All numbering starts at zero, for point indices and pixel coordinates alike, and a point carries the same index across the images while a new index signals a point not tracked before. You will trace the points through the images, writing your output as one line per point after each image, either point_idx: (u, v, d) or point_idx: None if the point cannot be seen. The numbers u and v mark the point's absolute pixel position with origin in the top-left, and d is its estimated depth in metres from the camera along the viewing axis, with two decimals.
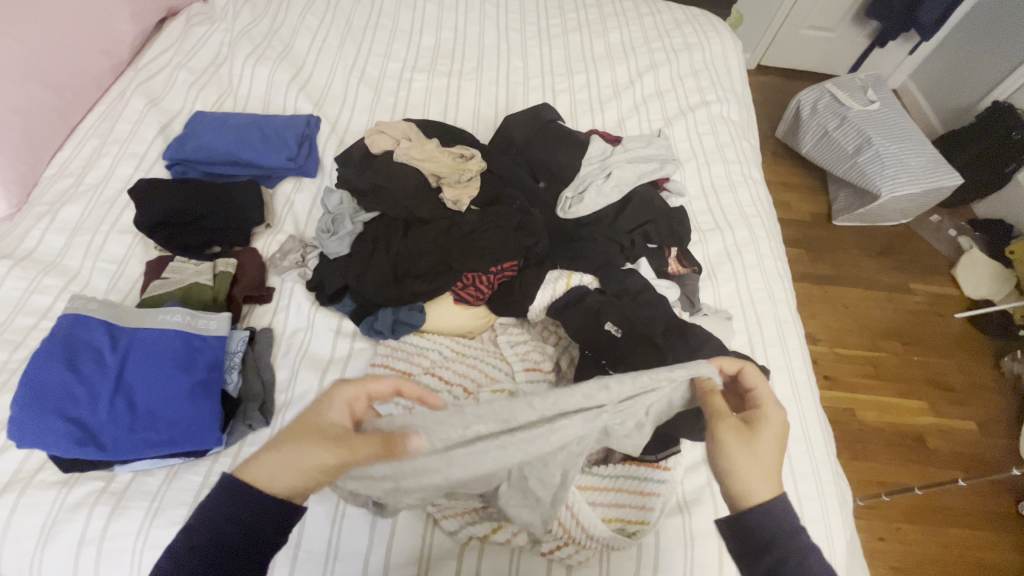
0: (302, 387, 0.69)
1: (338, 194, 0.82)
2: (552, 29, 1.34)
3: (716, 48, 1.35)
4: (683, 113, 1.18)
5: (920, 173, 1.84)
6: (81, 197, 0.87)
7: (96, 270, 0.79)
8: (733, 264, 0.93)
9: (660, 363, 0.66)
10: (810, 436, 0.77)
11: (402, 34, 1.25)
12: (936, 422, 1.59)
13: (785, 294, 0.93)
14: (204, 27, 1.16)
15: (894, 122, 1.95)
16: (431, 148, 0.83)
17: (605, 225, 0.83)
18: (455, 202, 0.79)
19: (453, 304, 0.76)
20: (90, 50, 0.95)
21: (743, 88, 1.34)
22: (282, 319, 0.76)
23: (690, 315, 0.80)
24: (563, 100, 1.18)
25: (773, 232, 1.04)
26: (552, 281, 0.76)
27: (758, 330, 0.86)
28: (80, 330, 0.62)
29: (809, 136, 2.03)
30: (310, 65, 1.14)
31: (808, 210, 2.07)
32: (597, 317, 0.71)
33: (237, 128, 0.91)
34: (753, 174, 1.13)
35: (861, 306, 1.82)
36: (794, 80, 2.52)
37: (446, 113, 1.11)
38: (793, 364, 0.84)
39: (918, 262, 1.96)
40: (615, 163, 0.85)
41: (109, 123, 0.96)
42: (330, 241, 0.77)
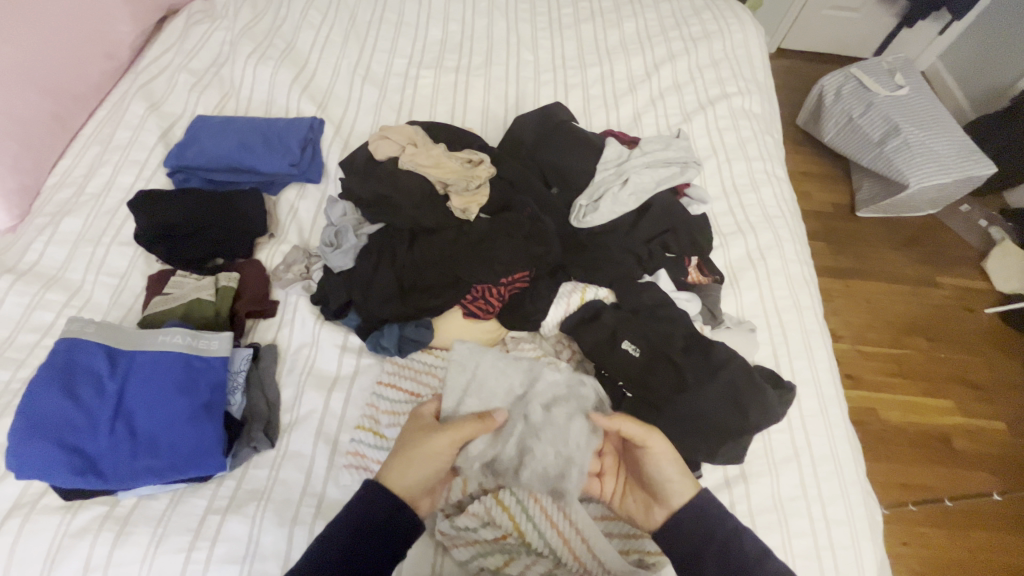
0: (307, 407, 0.69)
1: (341, 205, 0.77)
2: (564, 18, 1.28)
3: (737, 35, 1.30)
4: (703, 107, 1.13)
5: (950, 162, 1.76)
6: (83, 207, 0.85)
7: (98, 284, 0.78)
8: (757, 270, 0.89)
9: (681, 385, 0.63)
10: (838, 456, 0.75)
11: (408, 27, 1.21)
12: (962, 422, 1.54)
13: (811, 301, 0.89)
14: (205, 25, 1.12)
15: (922, 108, 1.87)
16: (436, 152, 0.78)
17: (620, 235, 0.74)
18: (464, 210, 0.75)
19: (462, 318, 0.73)
20: (88, 54, 0.92)
21: (765, 78, 1.28)
22: (287, 333, 0.74)
23: (711, 330, 0.75)
24: (575, 95, 1.13)
25: (798, 234, 0.99)
26: (566, 296, 0.72)
27: (783, 342, 0.82)
28: (78, 353, 0.59)
29: (831, 123, 1.96)
30: (314, 64, 1.10)
31: (830, 201, 2.00)
32: (613, 334, 0.66)
33: (239, 133, 0.89)
34: (776, 171, 1.07)
35: (884, 302, 1.76)
36: (816, 65, 2.42)
37: (454, 111, 1.07)
38: (820, 378, 0.80)
39: (945, 253, 1.89)
40: (633, 167, 0.74)
41: (109, 130, 0.94)
42: (334, 254, 0.72)
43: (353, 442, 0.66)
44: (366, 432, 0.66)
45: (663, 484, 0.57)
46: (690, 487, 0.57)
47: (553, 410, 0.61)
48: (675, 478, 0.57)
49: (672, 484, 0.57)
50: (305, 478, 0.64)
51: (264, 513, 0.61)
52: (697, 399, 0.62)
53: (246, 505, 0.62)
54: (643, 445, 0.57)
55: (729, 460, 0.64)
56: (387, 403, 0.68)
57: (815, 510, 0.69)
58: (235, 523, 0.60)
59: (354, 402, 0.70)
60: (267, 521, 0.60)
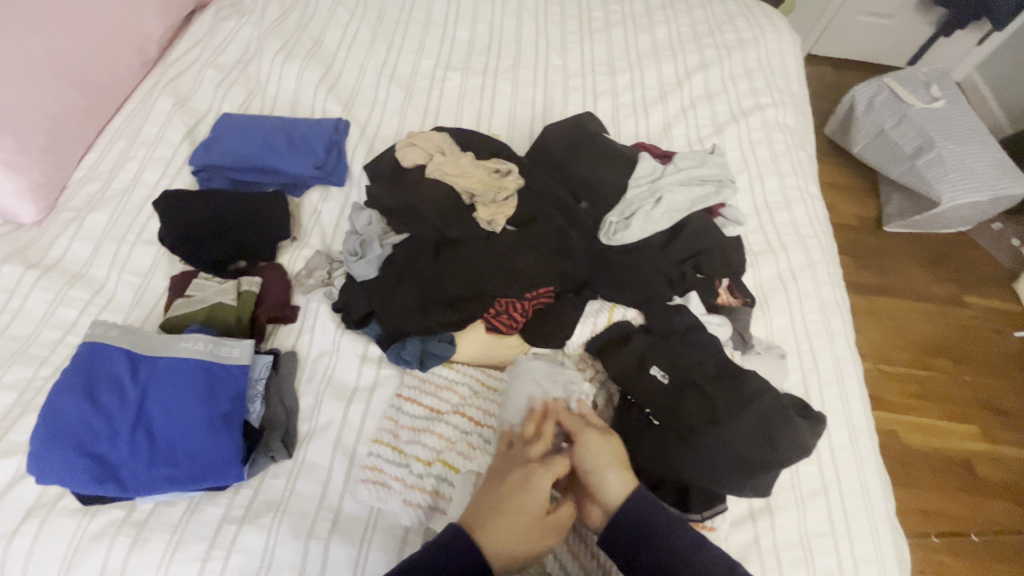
0: (326, 418, 0.68)
1: (367, 214, 0.77)
2: (594, 22, 1.25)
3: (772, 44, 1.26)
4: (735, 119, 1.09)
5: (985, 179, 1.71)
6: (108, 204, 0.84)
7: (121, 282, 0.78)
8: (787, 292, 0.86)
9: (711, 415, 0.61)
10: (868, 490, 0.72)
11: (436, 28, 1.19)
12: (986, 448, 1.49)
13: (843, 326, 0.86)
14: (233, 21, 1.12)
15: (958, 122, 1.81)
16: (464, 161, 0.76)
17: (652, 254, 0.72)
18: (489, 222, 0.74)
19: (485, 333, 0.71)
20: (116, 47, 0.92)
21: (801, 89, 1.24)
22: (307, 340, 0.74)
23: (741, 356, 0.72)
24: (604, 103, 1.10)
25: (831, 254, 0.96)
26: (593, 315, 0.70)
27: (814, 370, 0.79)
28: (101, 359, 0.59)
29: (861, 134, 1.91)
30: (340, 63, 1.08)
31: (857, 215, 1.95)
32: (641, 359, 0.64)
33: (265, 133, 0.88)
34: (810, 188, 1.04)
35: (910, 321, 1.71)
36: (848, 72, 2.36)
37: (480, 116, 1.05)
38: (851, 408, 0.78)
39: (974, 272, 1.84)
40: (668, 185, 0.72)
41: (136, 125, 0.93)
42: (357, 263, 0.71)
43: (371, 456, 0.64)
44: (384, 446, 0.65)
45: (590, 475, 0.56)
46: (619, 486, 0.55)
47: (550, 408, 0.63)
48: (604, 471, 0.56)
49: (599, 478, 0.55)
50: (322, 491, 0.63)
51: (280, 526, 0.60)
52: (727, 430, 0.60)
53: (262, 516, 0.61)
54: (574, 435, 0.59)
55: (755, 493, 0.62)
56: (407, 418, 0.67)
57: (843, 547, 0.67)
58: (250, 533, 0.59)
59: (373, 414, 0.69)
60: (282, 534, 0.60)
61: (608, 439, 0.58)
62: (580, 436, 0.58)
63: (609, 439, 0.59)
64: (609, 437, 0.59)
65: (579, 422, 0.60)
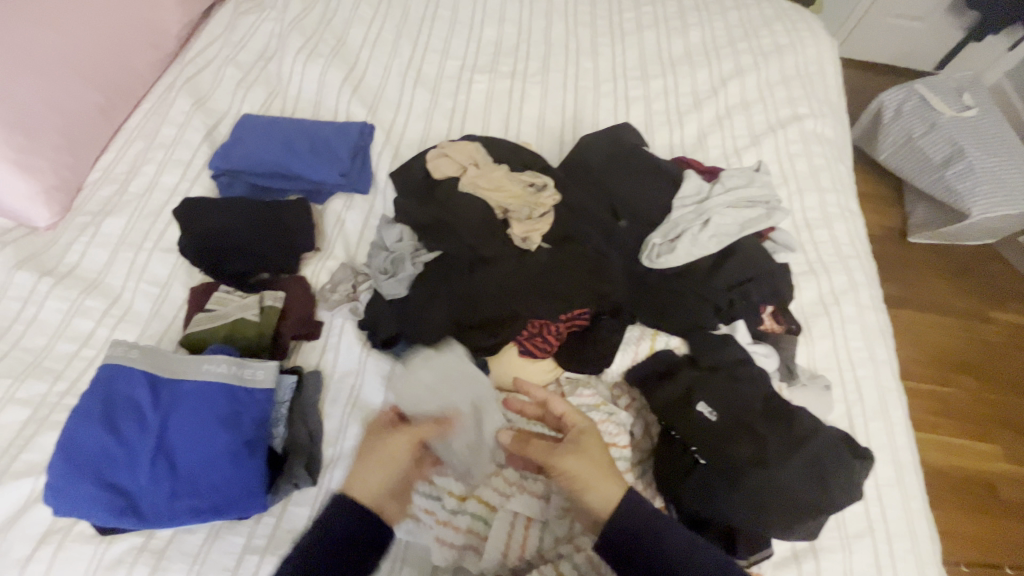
0: (351, 443, 0.65)
1: (398, 228, 0.72)
2: (625, 24, 1.21)
3: (810, 50, 1.21)
4: (773, 129, 1.05)
5: (1017, 192, 1.65)
6: (125, 208, 0.81)
7: (139, 292, 0.75)
8: (830, 317, 0.82)
9: (761, 458, 0.57)
10: (915, 530, 0.69)
11: (462, 27, 1.14)
12: (1011, 469, 1.46)
13: (887, 354, 0.82)
14: (254, 16, 1.08)
15: (990, 132, 1.75)
16: (499, 174, 0.73)
17: (697, 280, 0.69)
18: (524, 239, 0.70)
19: (518, 356, 0.68)
20: (135, 44, 0.88)
21: (839, 98, 1.19)
22: (331, 358, 0.70)
23: (788, 389, 0.69)
24: (637, 110, 1.06)
25: (872, 275, 0.92)
26: (633, 343, 0.68)
27: (858, 401, 0.75)
28: (120, 383, 0.56)
29: (888, 142, 1.85)
30: (364, 62, 1.04)
31: (883, 225, 1.90)
32: (688, 394, 0.61)
33: (287, 137, 0.85)
34: (850, 205, 1.00)
35: (933, 336, 1.67)
36: (876, 76, 2.29)
37: (509, 121, 1.01)
38: (896, 442, 0.74)
39: (1001, 287, 1.79)
40: (716, 207, 0.68)
41: (153, 125, 0.90)
42: (386, 282, 0.69)
43: None
44: None
45: (575, 492, 0.56)
46: (601, 501, 0.53)
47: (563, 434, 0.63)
48: (586, 490, 0.54)
49: (583, 497, 0.55)
50: None
51: None
52: (778, 474, 0.56)
53: (285, 547, 0.58)
54: (544, 461, 0.57)
55: (804, 537, 0.58)
56: None
57: None
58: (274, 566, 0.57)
59: None
60: None
61: (583, 453, 0.56)
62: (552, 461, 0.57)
63: (583, 452, 0.56)
64: (586, 449, 0.56)
65: (544, 449, 0.58)
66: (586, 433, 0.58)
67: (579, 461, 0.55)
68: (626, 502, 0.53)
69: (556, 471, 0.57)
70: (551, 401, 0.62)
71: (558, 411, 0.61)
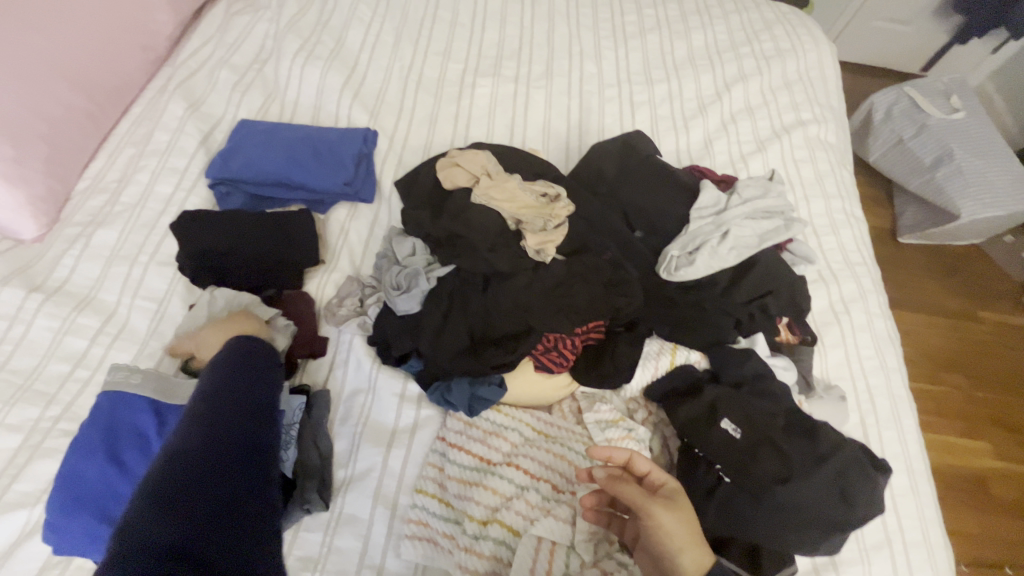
0: (364, 465, 0.63)
1: (411, 241, 0.71)
2: (628, 26, 1.19)
3: (811, 55, 1.21)
4: (777, 135, 1.05)
5: (1005, 194, 1.68)
6: (117, 219, 0.78)
7: (135, 308, 0.71)
8: (841, 325, 0.82)
9: (787, 475, 0.56)
10: (930, 540, 0.69)
11: (463, 29, 1.12)
12: (1002, 467, 1.48)
13: (896, 361, 0.82)
14: (247, 16, 1.04)
15: (978, 134, 1.77)
16: (512, 184, 0.70)
17: (717, 292, 0.68)
18: (538, 251, 0.68)
19: (535, 372, 0.66)
20: (125, 46, 0.84)
21: (840, 102, 1.20)
22: (341, 375, 0.69)
23: (805, 401, 0.69)
24: (642, 115, 1.05)
25: (879, 282, 0.92)
26: (653, 358, 0.67)
27: (871, 410, 0.75)
28: (123, 411, 0.53)
29: (879, 144, 1.87)
30: (364, 65, 1.02)
31: (875, 226, 1.93)
32: (710, 411, 0.61)
33: (288, 144, 0.81)
34: (855, 211, 1.00)
35: (924, 335, 1.69)
36: (865, 78, 2.32)
37: (514, 127, 0.99)
38: (909, 451, 0.74)
39: (990, 286, 1.82)
40: (735, 218, 0.68)
41: (145, 130, 0.86)
42: (399, 298, 0.66)
43: (414, 508, 0.59)
44: (430, 498, 0.60)
45: (661, 554, 0.50)
46: (695, 569, 0.49)
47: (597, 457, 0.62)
48: (677, 553, 0.49)
49: (671, 560, 0.49)
50: (362, 548, 0.58)
51: None
52: (802, 491, 0.56)
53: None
54: (640, 510, 0.51)
55: (827, 553, 0.58)
56: (455, 468, 0.61)
57: None
58: None
59: (414, 460, 0.64)
60: None
61: (681, 513, 0.51)
62: (651, 511, 0.51)
63: (681, 511, 0.52)
64: (682, 508, 0.52)
65: (637, 496, 0.52)
66: (679, 491, 0.54)
67: (678, 520, 0.51)
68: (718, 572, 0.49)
69: (645, 524, 0.51)
70: (637, 457, 0.55)
71: (643, 470, 0.55)
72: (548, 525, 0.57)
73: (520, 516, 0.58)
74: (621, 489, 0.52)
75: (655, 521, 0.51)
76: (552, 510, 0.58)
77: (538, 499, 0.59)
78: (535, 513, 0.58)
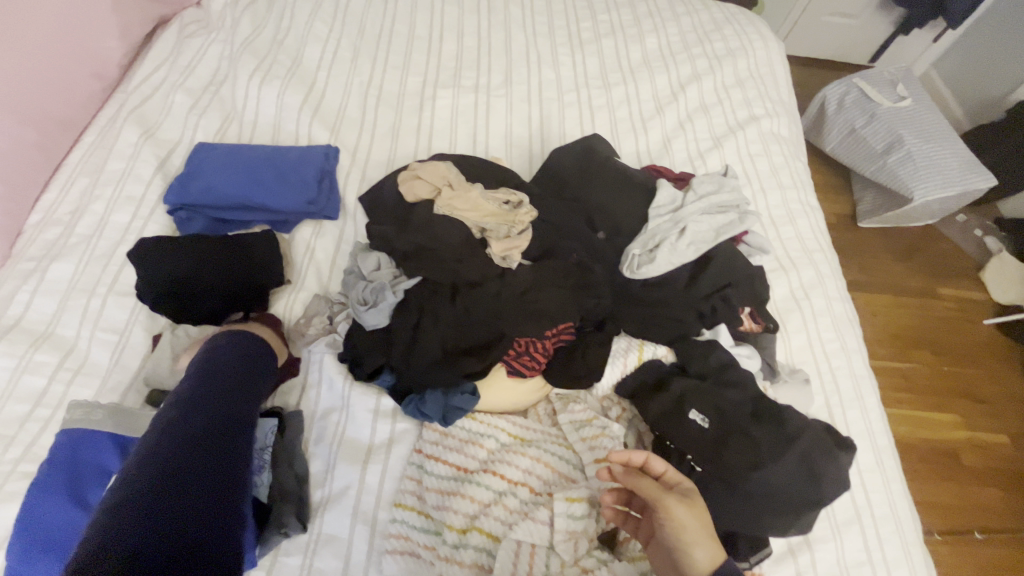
0: (341, 483, 0.62)
1: (375, 256, 0.70)
2: (583, 33, 1.22)
3: (760, 52, 1.25)
4: (732, 131, 1.08)
5: (954, 175, 1.76)
6: (73, 251, 0.76)
7: (95, 341, 0.70)
8: (802, 311, 0.85)
9: (756, 462, 0.58)
10: (898, 512, 0.72)
11: (421, 41, 1.13)
12: (969, 437, 1.55)
13: (856, 342, 0.86)
14: (200, 38, 1.03)
15: (924, 120, 1.86)
16: (474, 194, 0.72)
17: (679, 288, 0.71)
18: (503, 257, 0.69)
19: (507, 377, 0.67)
20: (74, 74, 0.83)
21: (790, 97, 1.24)
22: (313, 396, 0.68)
23: (771, 386, 0.71)
24: (602, 118, 1.07)
25: (836, 267, 0.95)
26: (622, 355, 0.67)
27: (835, 390, 0.78)
28: (85, 450, 0.52)
29: (834, 133, 1.94)
30: (323, 82, 1.02)
31: (835, 213, 1.99)
32: (680, 403, 0.62)
33: (248, 166, 0.81)
34: (810, 200, 1.04)
35: (889, 315, 1.76)
36: (818, 72, 2.40)
37: (476, 137, 1.00)
38: (873, 427, 0.77)
39: (946, 264, 1.90)
40: (691, 215, 0.70)
41: (98, 159, 0.84)
42: (366, 313, 0.66)
43: (394, 522, 0.59)
44: (410, 511, 0.60)
45: (677, 551, 0.51)
46: (709, 564, 0.50)
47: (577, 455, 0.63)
48: (690, 548, 0.51)
49: (686, 555, 0.51)
50: (343, 568, 0.57)
51: None
52: (772, 474, 0.58)
53: None
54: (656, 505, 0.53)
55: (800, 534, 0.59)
56: (433, 479, 0.61)
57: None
58: None
59: (391, 475, 0.63)
60: None
61: (698, 508, 0.52)
62: (667, 508, 0.52)
63: (696, 506, 0.53)
64: (697, 504, 0.53)
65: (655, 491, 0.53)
66: (695, 490, 0.55)
67: (694, 515, 0.52)
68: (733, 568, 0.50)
69: (661, 519, 0.52)
70: (654, 458, 0.56)
71: (660, 469, 0.56)
72: (529, 529, 0.57)
73: (499, 523, 0.58)
74: (640, 486, 0.54)
75: (672, 516, 0.52)
76: (534, 513, 0.58)
77: (519, 503, 0.60)
78: (515, 517, 0.59)
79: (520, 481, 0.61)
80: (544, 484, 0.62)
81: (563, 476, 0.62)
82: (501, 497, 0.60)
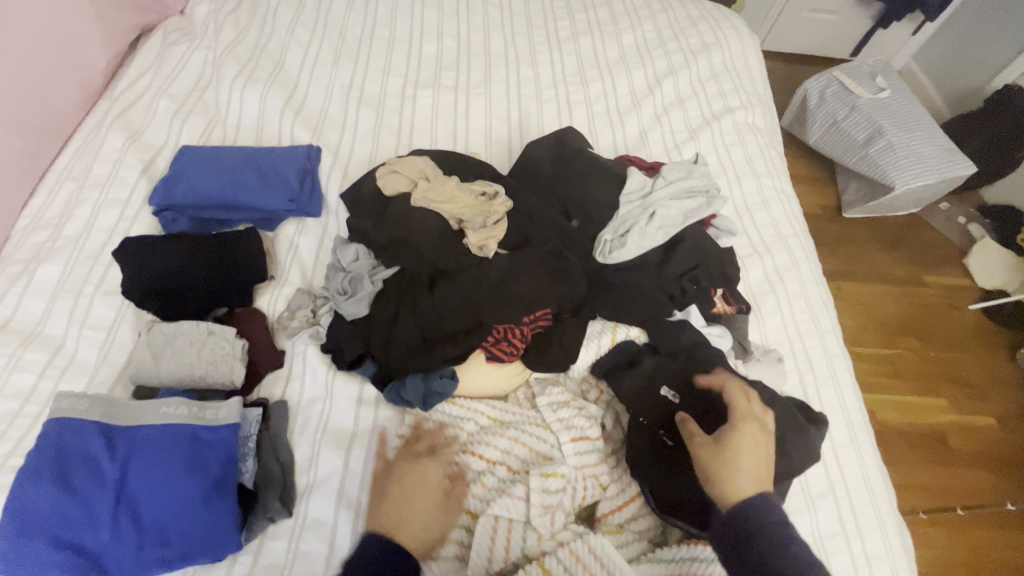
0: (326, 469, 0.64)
1: (354, 248, 0.74)
2: (561, 31, 1.25)
3: (735, 47, 1.28)
4: (708, 123, 1.11)
5: (933, 163, 1.79)
6: (60, 253, 0.77)
7: (83, 339, 0.71)
8: (777, 294, 0.87)
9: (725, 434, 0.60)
10: (872, 485, 0.74)
11: (401, 44, 1.15)
12: (955, 420, 1.57)
13: (830, 323, 0.88)
14: (183, 45, 1.05)
15: (903, 110, 1.89)
16: (451, 186, 0.74)
17: (650, 271, 0.73)
18: (481, 247, 0.71)
19: (486, 362, 0.69)
20: (59, 82, 0.84)
21: (765, 89, 1.27)
22: (296, 387, 0.69)
23: (743, 365, 0.73)
24: (579, 114, 1.09)
25: (811, 252, 0.98)
26: (596, 336, 0.70)
27: (809, 369, 0.80)
28: (70, 437, 0.53)
29: (816, 126, 1.97)
30: (305, 85, 1.04)
31: (819, 204, 2.02)
32: (650, 381, 0.65)
33: (231, 166, 0.82)
34: (785, 188, 1.06)
35: (874, 302, 1.78)
36: (799, 66, 2.44)
37: (456, 134, 1.02)
38: (847, 404, 0.79)
39: (930, 251, 1.93)
40: (659, 200, 0.73)
41: (84, 164, 0.86)
42: (347, 302, 0.69)
43: None
44: None
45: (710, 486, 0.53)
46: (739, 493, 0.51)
47: (555, 435, 0.65)
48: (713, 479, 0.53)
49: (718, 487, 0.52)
50: (328, 550, 0.58)
51: None
52: None
53: None
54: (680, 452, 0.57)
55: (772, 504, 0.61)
56: None
57: (855, 547, 0.68)
58: None
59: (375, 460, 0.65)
60: None
61: (721, 444, 0.54)
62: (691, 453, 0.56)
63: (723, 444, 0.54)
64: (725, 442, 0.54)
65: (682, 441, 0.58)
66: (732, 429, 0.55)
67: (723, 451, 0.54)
68: (750, 513, 0.50)
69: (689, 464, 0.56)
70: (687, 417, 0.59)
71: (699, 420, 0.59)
72: (505, 505, 0.59)
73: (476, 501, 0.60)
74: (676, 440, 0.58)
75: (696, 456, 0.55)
76: (511, 490, 0.60)
77: (496, 482, 0.61)
78: (491, 495, 0.60)
79: (498, 460, 0.63)
80: (521, 463, 0.63)
81: (540, 455, 0.64)
82: (479, 476, 0.61)
